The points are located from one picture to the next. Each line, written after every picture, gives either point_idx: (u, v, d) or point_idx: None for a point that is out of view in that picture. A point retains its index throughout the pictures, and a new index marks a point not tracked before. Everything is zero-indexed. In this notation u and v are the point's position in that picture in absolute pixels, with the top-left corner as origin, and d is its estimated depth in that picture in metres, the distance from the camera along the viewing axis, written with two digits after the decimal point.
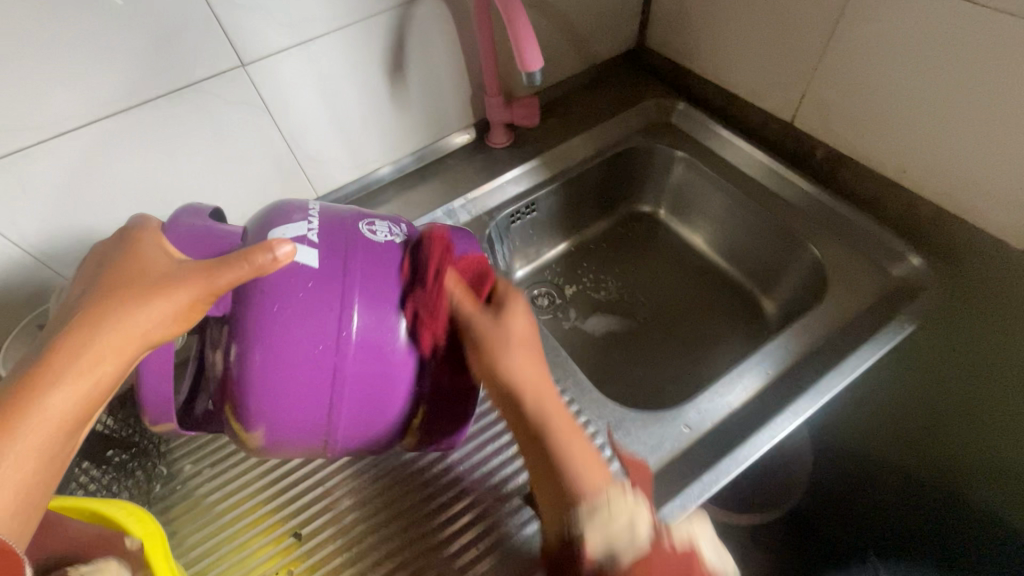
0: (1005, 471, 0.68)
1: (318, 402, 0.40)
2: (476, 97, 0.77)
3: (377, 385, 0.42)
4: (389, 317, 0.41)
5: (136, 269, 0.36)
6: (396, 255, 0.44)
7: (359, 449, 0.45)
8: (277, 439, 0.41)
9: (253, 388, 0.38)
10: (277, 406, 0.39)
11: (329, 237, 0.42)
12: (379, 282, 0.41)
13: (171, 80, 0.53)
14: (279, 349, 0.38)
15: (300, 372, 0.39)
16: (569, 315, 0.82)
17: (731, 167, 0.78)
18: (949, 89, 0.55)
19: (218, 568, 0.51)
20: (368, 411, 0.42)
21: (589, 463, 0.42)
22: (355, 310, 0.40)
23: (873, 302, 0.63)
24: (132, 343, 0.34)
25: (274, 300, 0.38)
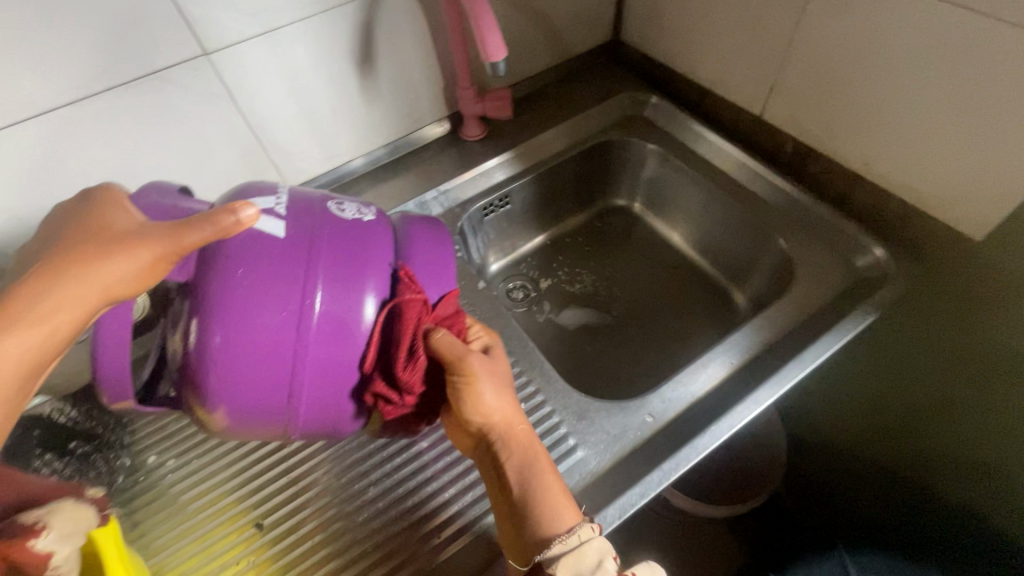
0: (967, 460, 0.69)
1: (279, 382, 0.40)
2: (449, 89, 0.77)
3: (341, 365, 0.41)
4: (356, 295, 0.41)
5: (105, 223, 0.35)
6: (365, 233, 0.43)
7: (323, 432, 0.44)
8: (239, 421, 0.41)
9: (214, 366, 0.38)
10: (238, 385, 0.39)
11: (298, 213, 0.42)
12: (346, 259, 0.41)
13: (132, 68, 0.53)
14: (241, 324, 0.38)
15: (262, 350, 0.39)
16: (543, 308, 0.82)
17: (703, 160, 0.78)
18: (910, 82, 0.56)
19: (179, 558, 0.51)
20: (331, 392, 0.42)
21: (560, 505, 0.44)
22: (319, 287, 0.40)
23: (838, 293, 0.63)
24: (94, 295, 0.33)
25: (237, 274, 0.38)
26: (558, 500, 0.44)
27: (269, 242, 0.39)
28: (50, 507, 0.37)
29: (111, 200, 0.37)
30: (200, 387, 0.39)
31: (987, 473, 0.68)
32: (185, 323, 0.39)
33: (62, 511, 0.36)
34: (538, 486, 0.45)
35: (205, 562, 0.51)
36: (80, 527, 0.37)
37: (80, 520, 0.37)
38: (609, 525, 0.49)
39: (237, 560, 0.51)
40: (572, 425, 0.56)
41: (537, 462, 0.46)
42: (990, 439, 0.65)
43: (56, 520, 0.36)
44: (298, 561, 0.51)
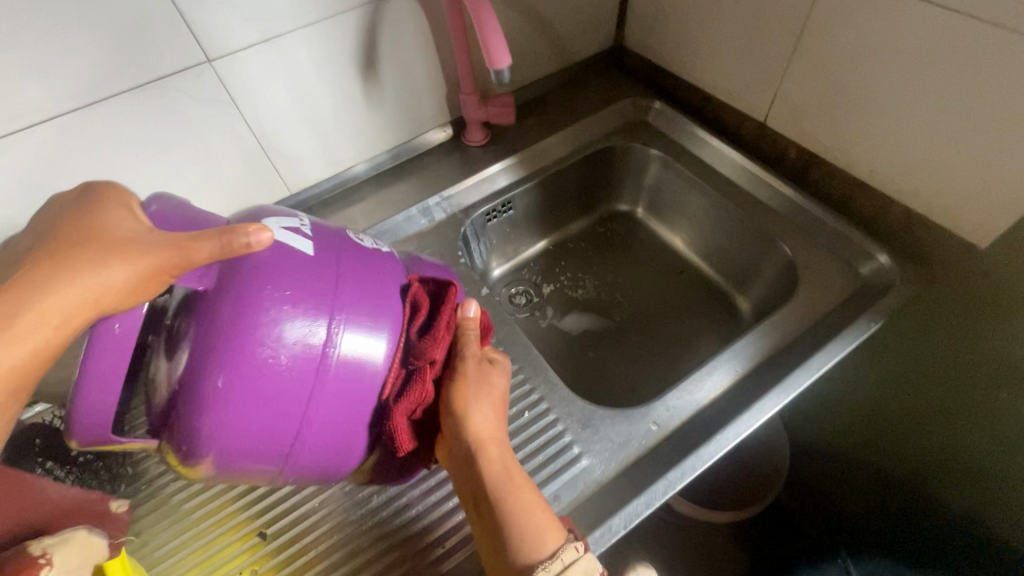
0: (972, 467, 0.69)
1: (286, 412, 0.38)
2: (452, 94, 0.77)
3: (353, 395, 0.40)
4: (373, 326, 0.40)
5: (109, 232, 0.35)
6: (384, 264, 0.44)
7: (313, 473, 0.42)
8: (231, 455, 0.37)
9: (217, 396, 0.35)
10: (242, 415, 0.36)
11: (318, 238, 0.41)
12: (367, 287, 0.41)
13: (136, 75, 0.52)
14: (255, 350, 0.36)
15: (273, 378, 0.36)
16: (546, 314, 0.82)
17: (706, 166, 0.78)
18: (914, 90, 0.56)
19: (181, 568, 0.51)
20: (338, 424, 0.40)
21: (541, 519, 0.43)
22: (344, 321, 0.39)
23: (842, 300, 0.63)
24: (88, 301, 0.32)
25: (256, 297, 0.36)
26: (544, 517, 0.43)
27: (291, 264, 0.38)
28: (63, 537, 0.40)
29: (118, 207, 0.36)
30: (195, 417, 0.35)
31: (991, 481, 0.68)
32: (190, 351, 0.36)
33: (69, 544, 0.40)
34: (518, 499, 0.44)
35: (208, 572, 0.51)
36: (86, 561, 0.40)
37: (87, 553, 0.41)
38: (614, 535, 0.49)
39: (239, 571, 0.51)
40: (577, 434, 0.56)
41: (519, 476, 0.46)
42: (994, 446, 0.65)
43: (62, 554, 0.39)
44: (300, 572, 0.50)
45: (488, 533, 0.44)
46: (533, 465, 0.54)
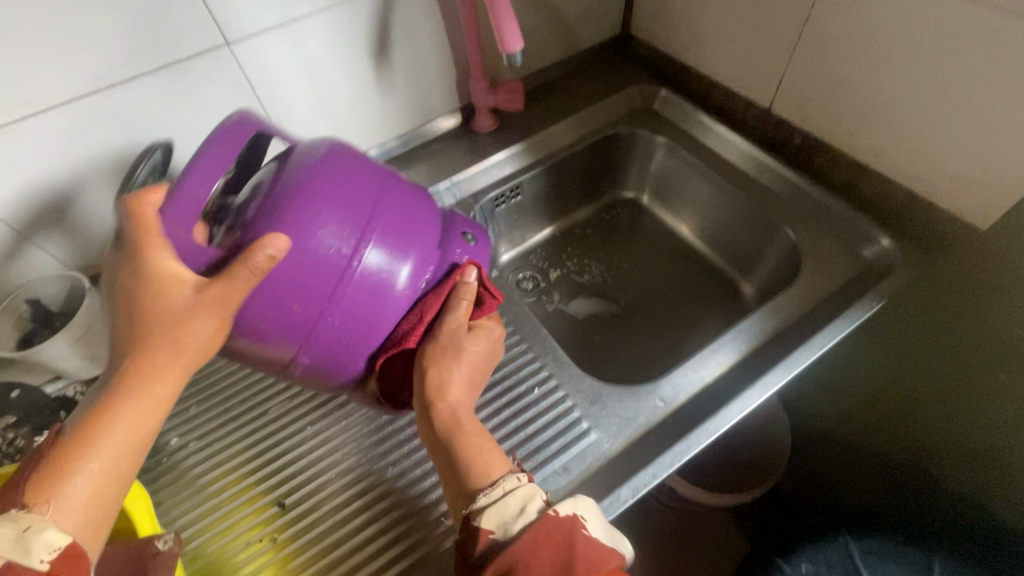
0: (971, 446, 0.71)
1: (311, 312, 0.40)
2: (462, 81, 0.78)
3: (374, 310, 0.43)
4: (403, 253, 0.43)
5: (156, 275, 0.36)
6: (418, 199, 0.46)
7: (318, 372, 0.44)
8: (256, 338, 0.40)
9: (258, 282, 0.39)
10: (274, 306, 0.39)
11: (362, 162, 0.44)
12: (404, 214, 0.44)
13: (157, 57, 0.54)
14: (296, 249, 0.39)
15: (306, 275, 0.39)
16: (553, 298, 0.83)
17: (712, 153, 0.79)
18: (917, 75, 0.57)
19: (202, 536, 0.53)
20: (353, 335, 0.43)
21: (493, 456, 0.44)
22: (378, 232, 0.42)
23: (845, 282, 0.65)
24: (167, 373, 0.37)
25: (306, 202, 0.39)
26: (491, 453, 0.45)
27: (340, 177, 0.41)
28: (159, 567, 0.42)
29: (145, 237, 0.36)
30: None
31: (989, 460, 0.70)
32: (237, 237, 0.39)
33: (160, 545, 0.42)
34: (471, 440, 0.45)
35: (228, 540, 0.52)
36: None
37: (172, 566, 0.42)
38: (623, 503, 0.50)
39: (257, 539, 0.52)
40: (586, 409, 0.57)
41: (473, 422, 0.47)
42: (992, 425, 0.67)
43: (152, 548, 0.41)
44: (317, 541, 0.52)
45: (445, 466, 0.45)
46: (541, 439, 0.56)
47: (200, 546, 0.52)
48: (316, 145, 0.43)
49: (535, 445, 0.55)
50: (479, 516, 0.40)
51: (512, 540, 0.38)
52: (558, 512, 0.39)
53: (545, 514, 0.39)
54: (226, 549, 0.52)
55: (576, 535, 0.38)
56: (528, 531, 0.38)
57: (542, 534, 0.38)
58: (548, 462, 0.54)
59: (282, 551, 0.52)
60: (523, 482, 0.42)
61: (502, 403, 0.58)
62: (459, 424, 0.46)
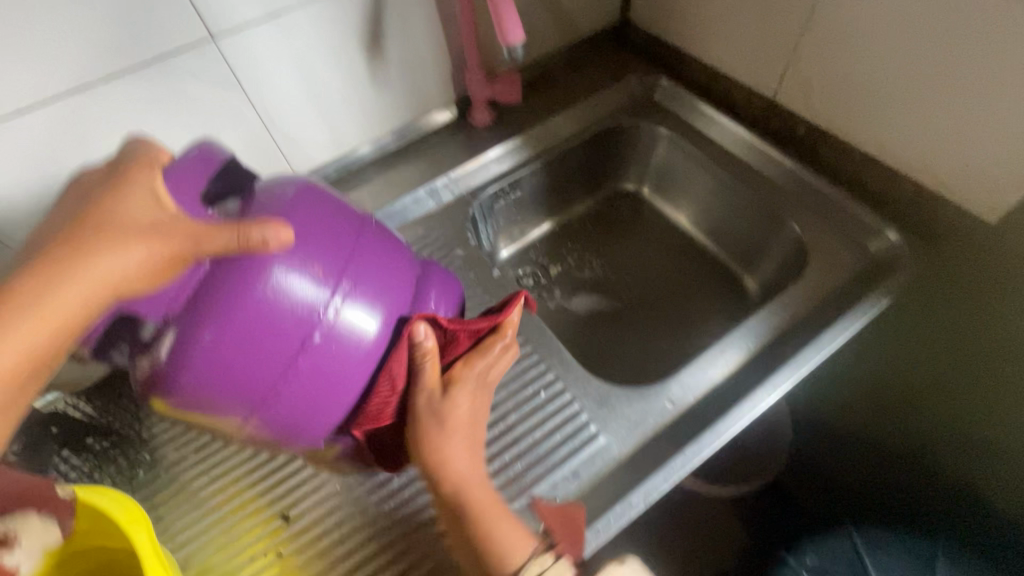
0: (975, 437, 0.71)
1: (269, 374, 0.36)
2: (458, 73, 0.75)
3: (340, 370, 0.38)
4: (375, 302, 0.39)
5: (124, 198, 0.32)
6: (389, 246, 0.42)
7: (282, 437, 0.39)
8: (205, 406, 0.35)
9: (206, 345, 0.33)
10: (224, 373, 0.34)
11: (328, 207, 0.39)
12: (376, 267, 0.40)
13: (138, 54, 0.51)
14: (251, 302, 0.34)
15: (263, 333, 0.35)
16: (554, 295, 0.82)
17: (715, 145, 0.77)
18: (926, 65, 0.56)
19: (204, 552, 0.51)
20: (317, 398, 0.38)
21: (510, 528, 0.45)
22: (346, 291, 0.37)
23: (852, 276, 0.64)
24: (81, 295, 0.30)
25: (261, 250, 0.35)
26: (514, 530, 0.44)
27: (304, 222, 0.37)
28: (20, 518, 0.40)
29: (136, 178, 0.32)
30: (173, 363, 0.33)
31: (992, 450, 0.70)
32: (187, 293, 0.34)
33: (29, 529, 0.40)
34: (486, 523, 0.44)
35: (232, 555, 0.51)
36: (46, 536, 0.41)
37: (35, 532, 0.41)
38: (634, 509, 0.49)
39: (262, 554, 0.51)
40: (594, 412, 0.56)
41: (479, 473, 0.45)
42: (994, 417, 0.67)
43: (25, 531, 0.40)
44: (324, 553, 0.51)
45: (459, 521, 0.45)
46: (549, 444, 0.55)
47: (203, 562, 0.51)
48: (279, 186, 0.38)
49: (544, 451, 0.54)
50: None
51: None
52: None
53: None
54: (231, 565, 0.51)
55: None
56: None
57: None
58: (556, 468, 0.53)
59: (288, 565, 0.51)
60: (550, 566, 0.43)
61: (508, 407, 0.57)
62: (470, 486, 0.45)
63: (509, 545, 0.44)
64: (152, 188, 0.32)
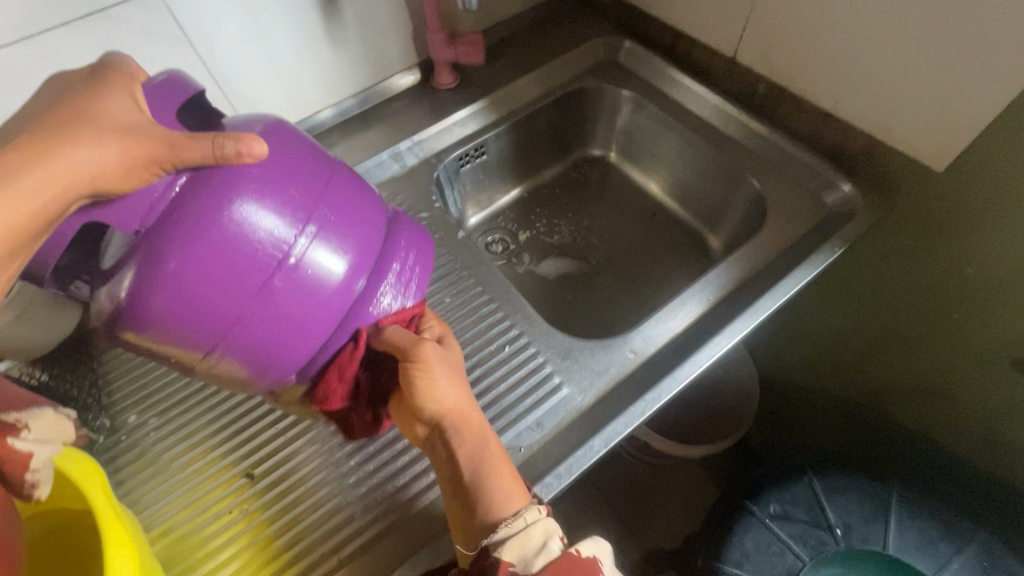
0: (929, 384, 0.74)
1: (230, 307, 0.35)
2: (419, 34, 0.74)
3: (305, 309, 0.38)
4: (343, 244, 0.38)
5: (102, 102, 0.32)
6: (360, 190, 0.40)
7: (247, 373, 0.39)
8: (165, 336, 0.35)
9: (167, 273, 0.33)
10: (184, 303, 0.34)
11: (298, 145, 0.38)
12: (346, 210, 0.39)
13: (76, 5, 0.49)
14: (215, 234, 0.33)
15: (226, 266, 0.34)
16: (523, 260, 0.82)
17: (678, 106, 0.78)
18: (876, 16, 0.56)
19: (167, 513, 0.51)
20: (280, 335, 0.37)
21: (505, 485, 0.44)
22: (314, 230, 0.37)
23: (809, 229, 0.65)
24: (54, 186, 0.30)
25: (228, 180, 0.34)
26: (510, 484, 0.44)
27: (271, 158, 0.36)
28: (33, 411, 0.36)
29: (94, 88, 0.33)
30: (130, 287, 0.33)
31: (945, 396, 0.73)
32: (148, 217, 0.33)
33: (44, 415, 0.36)
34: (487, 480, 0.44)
35: (196, 515, 0.51)
36: (57, 437, 0.37)
37: (59, 428, 0.37)
38: (596, 453, 0.50)
39: (227, 511, 0.51)
40: (557, 363, 0.57)
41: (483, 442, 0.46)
42: (944, 362, 0.70)
43: (36, 422, 0.36)
44: (289, 507, 0.51)
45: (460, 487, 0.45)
46: (514, 396, 0.55)
47: (166, 522, 0.51)
48: (247, 122, 0.37)
49: (509, 402, 0.55)
50: (501, 549, 0.40)
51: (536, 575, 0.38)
52: (580, 553, 0.40)
53: (567, 552, 0.40)
54: (195, 523, 0.51)
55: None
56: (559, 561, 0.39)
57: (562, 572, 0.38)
58: (521, 418, 0.54)
59: (254, 521, 0.51)
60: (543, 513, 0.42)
61: (473, 362, 0.58)
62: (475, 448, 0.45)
63: (502, 498, 0.43)
64: (132, 94, 0.33)
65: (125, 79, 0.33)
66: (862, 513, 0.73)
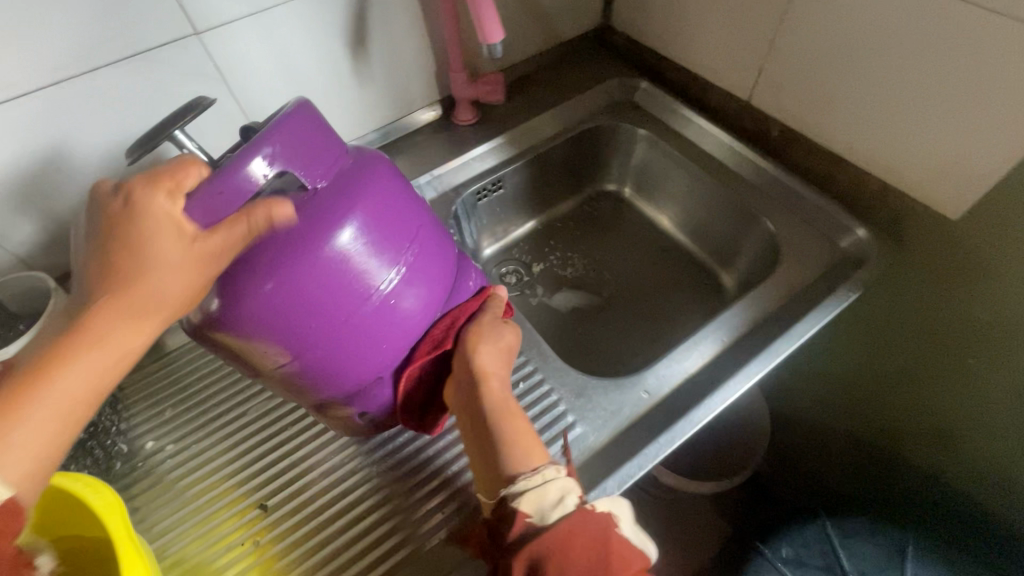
0: (945, 430, 0.73)
1: (324, 326, 0.38)
2: (442, 72, 0.76)
3: (386, 331, 0.40)
4: (418, 282, 0.41)
5: (156, 230, 0.32)
6: (436, 231, 0.43)
7: (309, 385, 0.41)
8: (250, 342, 0.37)
9: (266, 290, 0.35)
10: (278, 316, 0.36)
11: (391, 182, 0.40)
12: (427, 252, 0.42)
13: (121, 46, 0.51)
14: (318, 259, 0.36)
15: (324, 286, 0.36)
16: (536, 292, 0.83)
17: (692, 146, 0.79)
18: (891, 69, 0.58)
19: (181, 542, 0.51)
20: (358, 355, 0.40)
21: (526, 444, 0.46)
22: (397, 264, 0.39)
23: (823, 272, 0.66)
24: (150, 301, 0.33)
25: (333, 213, 0.36)
26: (529, 444, 0.46)
27: (375, 193, 0.38)
28: None
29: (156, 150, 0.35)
30: (228, 299, 0.35)
31: (961, 441, 0.72)
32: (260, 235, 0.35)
33: None
34: (507, 435, 0.47)
35: (208, 545, 0.51)
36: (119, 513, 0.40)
37: None
38: (609, 494, 0.50)
39: (240, 543, 0.51)
40: (571, 402, 0.57)
41: (511, 407, 0.49)
42: (958, 408, 0.70)
43: None
44: (301, 542, 0.51)
45: (479, 445, 0.48)
46: None
47: (178, 552, 0.51)
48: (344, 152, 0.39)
49: None
50: (518, 500, 0.42)
51: (550, 525, 0.40)
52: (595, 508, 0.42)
53: (580, 507, 0.41)
54: (207, 554, 0.51)
55: (609, 532, 0.41)
56: (565, 521, 0.40)
57: (577, 527, 0.40)
58: None
59: (265, 554, 0.51)
60: (560, 473, 0.44)
61: None
62: (501, 411, 0.48)
63: (521, 455, 0.45)
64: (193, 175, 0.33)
65: (184, 174, 0.33)
66: (878, 561, 0.72)
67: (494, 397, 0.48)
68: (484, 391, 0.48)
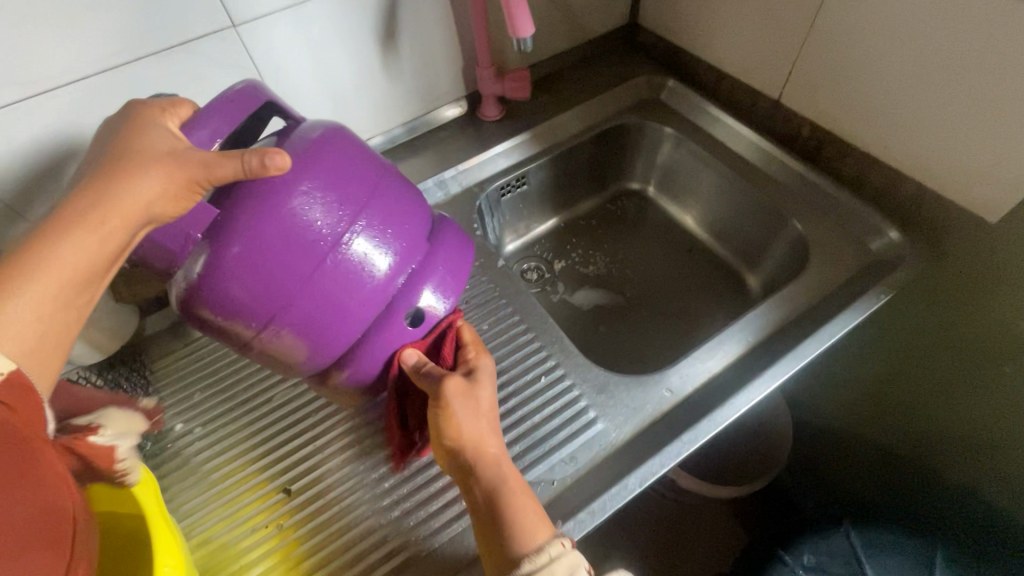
0: (976, 442, 0.71)
1: (287, 287, 0.38)
2: (469, 68, 0.77)
3: (351, 297, 0.41)
4: (386, 245, 0.42)
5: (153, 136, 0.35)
6: (404, 198, 0.44)
7: (287, 353, 0.42)
8: (225, 314, 0.38)
9: (230, 256, 0.37)
10: (247, 282, 0.37)
11: (355, 153, 0.42)
12: (392, 215, 0.42)
13: (162, 38, 0.53)
14: (276, 223, 0.37)
15: (285, 251, 0.38)
16: (557, 289, 0.83)
17: (720, 144, 0.78)
18: (930, 67, 0.57)
19: (207, 523, 0.52)
20: (329, 316, 0.41)
21: (524, 510, 0.45)
22: (359, 228, 0.40)
23: (853, 274, 0.65)
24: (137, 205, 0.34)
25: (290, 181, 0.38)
26: (531, 512, 0.45)
27: (332, 160, 0.40)
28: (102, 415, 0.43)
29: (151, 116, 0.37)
30: (199, 268, 0.37)
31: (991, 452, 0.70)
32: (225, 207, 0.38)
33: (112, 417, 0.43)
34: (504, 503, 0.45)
35: (233, 527, 0.52)
36: (130, 429, 0.44)
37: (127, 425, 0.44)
38: (630, 492, 0.50)
39: (263, 526, 0.52)
40: (593, 398, 0.57)
41: (509, 473, 0.47)
42: (989, 418, 0.68)
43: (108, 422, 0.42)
44: (322, 528, 0.52)
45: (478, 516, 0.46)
46: (548, 428, 0.55)
47: (205, 533, 0.52)
48: (310, 126, 0.41)
49: (542, 434, 0.55)
50: None
51: None
52: None
53: None
54: (232, 536, 0.52)
55: None
56: None
57: None
58: (554, 451, 0.54)
59: (288, 538, 0.51)
60: (567, 547, 0.43)
61: (509, 392, 0.58)
62: (502, 474, 0.46)
63: (524, 524, 0.44)
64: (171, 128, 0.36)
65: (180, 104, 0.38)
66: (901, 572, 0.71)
67: (490, 462, 0.47)
68: (480, 462, 0.47)
